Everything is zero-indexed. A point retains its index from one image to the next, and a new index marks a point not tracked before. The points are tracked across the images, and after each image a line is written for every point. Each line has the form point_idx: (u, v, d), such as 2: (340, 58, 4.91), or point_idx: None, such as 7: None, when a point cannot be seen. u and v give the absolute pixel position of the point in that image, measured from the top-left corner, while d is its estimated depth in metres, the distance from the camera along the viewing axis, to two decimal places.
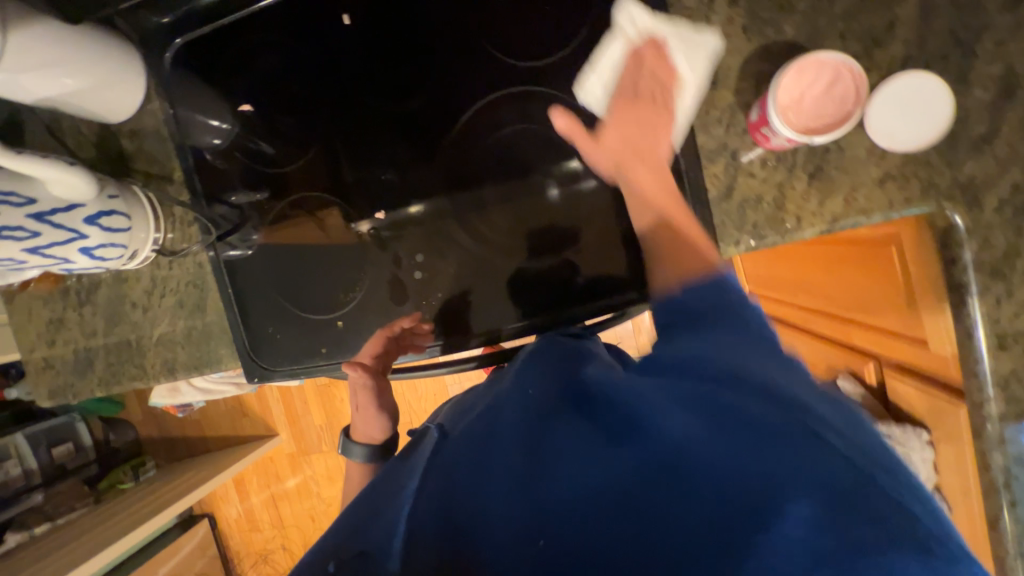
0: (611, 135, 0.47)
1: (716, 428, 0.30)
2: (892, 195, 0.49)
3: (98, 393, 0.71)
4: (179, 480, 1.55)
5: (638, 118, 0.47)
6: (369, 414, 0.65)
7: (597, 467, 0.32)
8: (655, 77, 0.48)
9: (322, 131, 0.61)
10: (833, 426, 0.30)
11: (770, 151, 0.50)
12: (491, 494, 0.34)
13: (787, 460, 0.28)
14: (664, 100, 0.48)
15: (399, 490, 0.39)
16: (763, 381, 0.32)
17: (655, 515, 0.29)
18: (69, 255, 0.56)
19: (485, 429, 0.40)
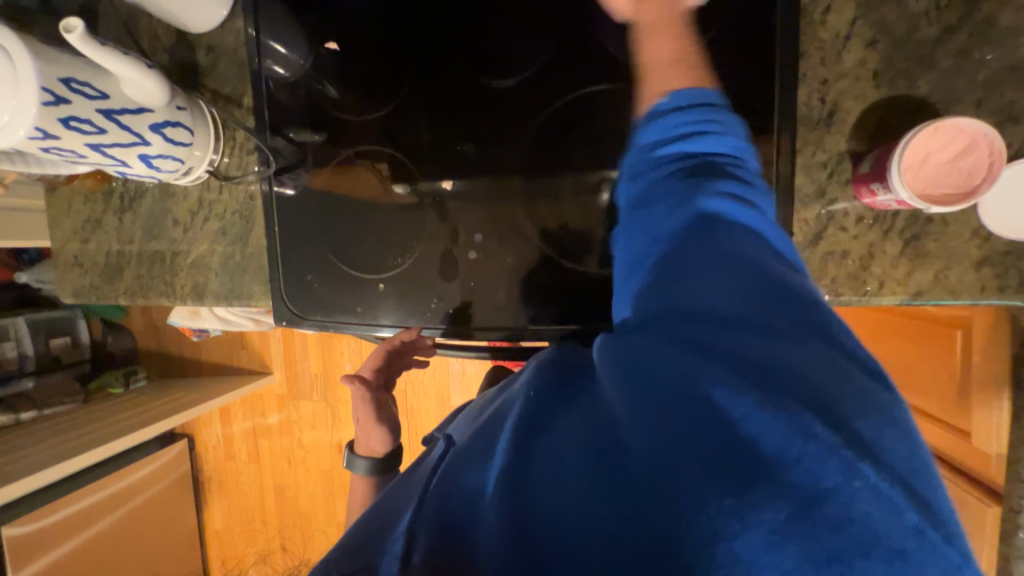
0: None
1: (665, 414, 0.27)
2: (986, 281, 0.46)
3: (121, 301, 0.70)
4: (169, 398, 1.56)
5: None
6: (369, 427, 0.66)
7: (557, 472, 0.31)
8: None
9: (405, 86, 0.58)
10: (816, 390, 0.25)
11: (868, 208, 0.48)
12: (481, 501, 0.34)
13: (740, 451, 0.24)
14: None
15: (406, 505, 0.38)
16: (736, 339, 0.28)
17: (602, 523, 0.27)
18: (127, 159, 0.53)
19: (485, 429, 0.40)
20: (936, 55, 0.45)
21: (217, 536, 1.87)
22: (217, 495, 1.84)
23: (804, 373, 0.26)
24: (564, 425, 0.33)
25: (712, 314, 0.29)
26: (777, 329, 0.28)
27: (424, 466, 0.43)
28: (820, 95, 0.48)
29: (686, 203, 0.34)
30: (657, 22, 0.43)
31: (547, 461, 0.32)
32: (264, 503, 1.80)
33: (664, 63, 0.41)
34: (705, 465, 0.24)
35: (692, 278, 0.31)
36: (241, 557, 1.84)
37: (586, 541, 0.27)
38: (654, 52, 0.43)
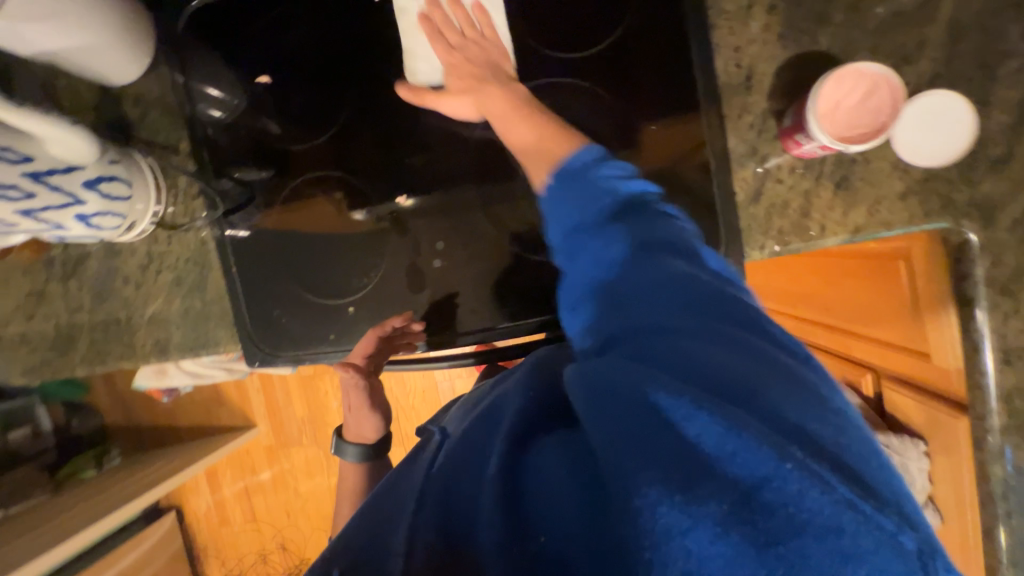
0: (451, 82, 0.52)
1: (625, 417, 0.28)
2: (913, 209, 0.50)
3: (79, 372, 0.67)
4: (147, 472, 1.47)
5: (481, 59, 0.52)
6: (362, 413, 0.68)
7: (542, 475, 0.32)
8: (467, 24, 0.53)
9: (344, 109, 0.58)
10: (754, 399, 0.28)
11: (798, 159, 0.51)
12: (465, 506, 0.33)
13: (688, 447, 0.26)
14: (484, 41, 0.52)
15: (406, 495, 0.38)
16: (679, 352, 0.30)
17: (575, 535, 0.28)
18: (64, 222, 0.52)
19: (466, 440, 0.39)
20: (830, 12, 0.49)
21: None
22: (215, 564, 1.75)
23: (741, 381, 0.28)
24: (540, 433, 0.35)
25: (655, 335, 0.32)
26: (709, 338, 0.31)
27: (419, 462, 0.42)
28: (736, 63, 0.51)
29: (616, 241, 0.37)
30: (498, 114, 0.49)
31: (523, 473, 0.32)
32: (267, 563, 1.71)
33: (529, 146, 0.46)
34: (663, 466, 0.25)
35: (638, 303, 0.34)
36: None
37: (560, 555, 0.28)
38: (521, 138, 0.47)
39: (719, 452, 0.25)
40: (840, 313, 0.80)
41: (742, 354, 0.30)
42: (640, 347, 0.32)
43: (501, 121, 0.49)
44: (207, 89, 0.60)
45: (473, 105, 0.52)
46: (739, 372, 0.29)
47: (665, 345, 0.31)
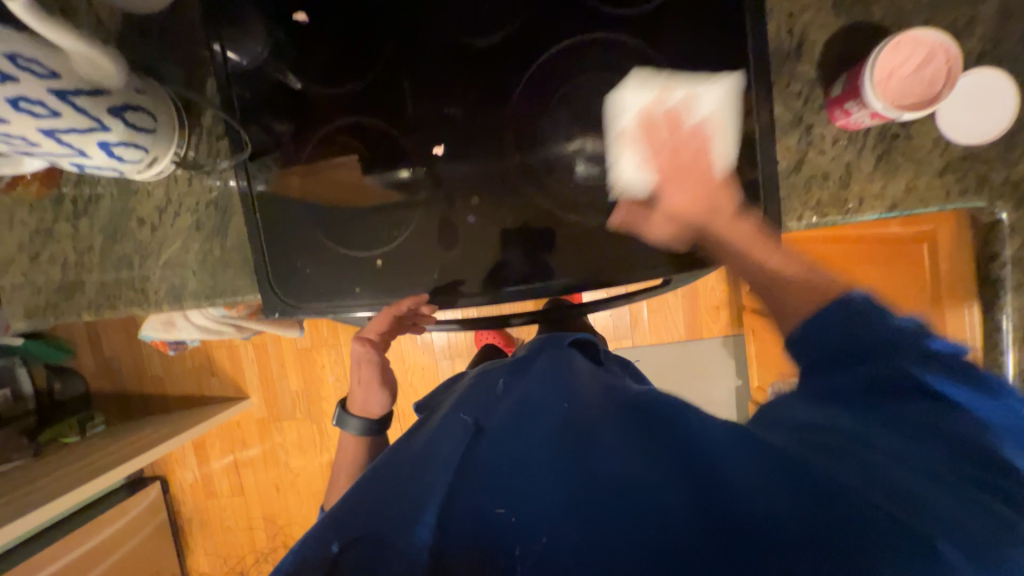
0: (671, 203, 0.49)
1: (772, 473, 0.32)
2: (950, 186, 0.51)
3: (85, 317, 0.64)
4: (133, 439, 1.43)
5: (692, 192, 0.48)
6: (369, 388, 0.72)
7: (608, 481, 0.36)
8: (676, 130, 0.47)
9: (385, 53, 0.56)
10: (880, 466, 0.30)
11: (842, 130, 0.51)
12: (529, 489, 0.37)
13: (787, 483, 0.31)
14: (699, 156, 0.48)
15: (428, 470, 0.45)
16: (849, 449, 0.32)
17: (680, 536, 0.30)
18: (86, 148, 0.49)
19: (530, 433, 0.44)
20: None
21: None
22: (199, 537, 1.72)
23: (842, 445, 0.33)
24: (615, 445, 0.39)
25: (844, 439, 0.33)
26: (884, 446, 0.32)
27: (447, 438, 0.48)
28: (787, 29, 0.51)
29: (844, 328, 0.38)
30: (697, 212, 0.49)
31: (621, 473, 0.36)
32: (253, 538, 1.68)
33: (794, 272, 0.45)
34: (800, 519, 0.29)
35: (831, 399, 0.37)
36: None
37: (638, 533, 0.31)
38: (741, 235, 0.49)
39: (857, 512, 0.28)
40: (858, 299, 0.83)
41: (918, 463, 0.30)
42: (818, 440, 0.34)
43: (696, 225, 0.50)
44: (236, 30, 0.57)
45: (672, 229, 0.51)
46: (914, 477, 0.29)
47: (839, 443, 0.33)
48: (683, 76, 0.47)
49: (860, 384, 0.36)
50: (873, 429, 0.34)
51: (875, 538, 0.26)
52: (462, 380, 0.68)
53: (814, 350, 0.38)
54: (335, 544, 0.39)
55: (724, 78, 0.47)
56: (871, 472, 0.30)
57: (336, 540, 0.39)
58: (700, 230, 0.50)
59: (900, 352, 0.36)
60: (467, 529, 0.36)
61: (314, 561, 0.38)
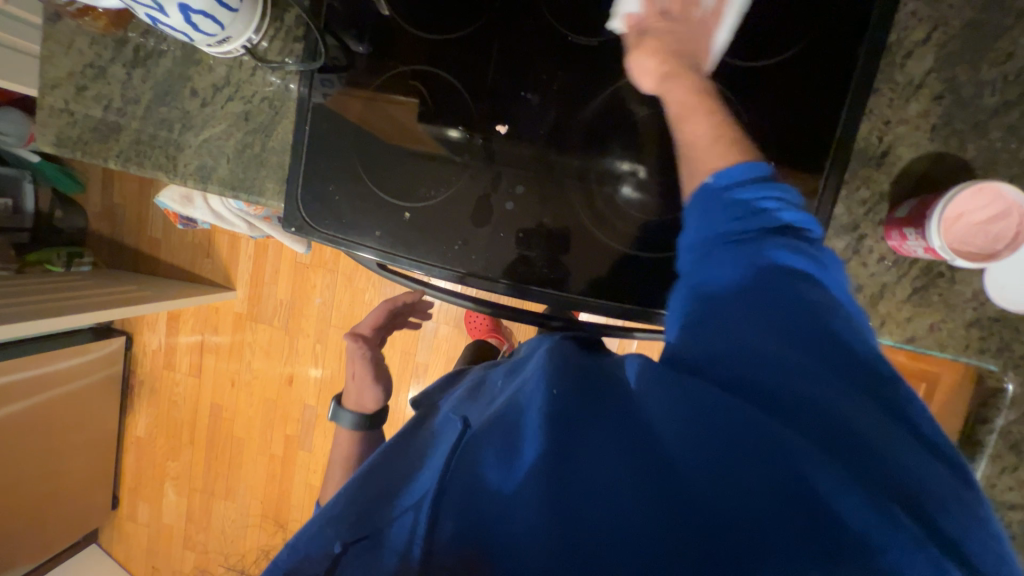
0: (659, 32, 0.49)
1: (727, 459, 0.33)
2: (970, 341, 0.51)
3: (111, 165, 0.64)
4: (115, 289, 1.44)
5: (676, 41, 0.49)
6: (365, 382, 0.78)
7: (598, 460, 0.37)
8: (693, 2, 0.49)
9: (485, 14, 0.55)
10: (875, 460, 0.31)
11: (892, 250, 0.51)
12: (512, 475, 0.39)
13: (753, 463, 0.32)
14: (697, 26, 0.49)
15: (414, 476, 0.46)
16: (818, 414, 0.33)
17: (644, 523, 0.33)
18: (165, 5, 0.47)
19: (511, 414, 0.45)
20: (989, 124, 0.48)
21: (137, 444, 1.78)
22: (146, 401, 1.75)
23: (823, 427, 0.32)
24: (607, 431, 0.38)
25: (790, 391, 0.34)
26: (860, 407, 0.33)
27: (438, 438, 0.50)
28: (878, 135, 0.50)
29: (761, 264, 0.40)
30: (682, 100, 0.48)
31: (592, 470, 0.36)
32: (195, 420, 1.72)
33: (721, 153, 0.45)
34: (760, 497, 0.31)
35: (751, 342, 0.37)
36: (159, 469, 1.76)
37: (620, 522, 0.34)
38: (697, 130, 0.47)
39: (844, 512, 0.29)
40: None
41: (892, 431, 0.33)
42: (743, 381, 0.36)
43: (687, 98, 0.48)
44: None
45: (659, 77, 0.49)
46: (873, 434, 0.32)
47: (815, 401, 0.33)
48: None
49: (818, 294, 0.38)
50: (829, 384, 0.34)
51: (854, 528, 0.29)
52: (466, 378, 0.68)
53: (775, 289, 0.38)
54: (336, 546, 0.40)
55: None
56: (831, 439, 0.32)
57: (339, 540, 0.41)
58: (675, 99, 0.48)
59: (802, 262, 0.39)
60: (457, 536, 0.37)
61: (317, 560, 0.40)
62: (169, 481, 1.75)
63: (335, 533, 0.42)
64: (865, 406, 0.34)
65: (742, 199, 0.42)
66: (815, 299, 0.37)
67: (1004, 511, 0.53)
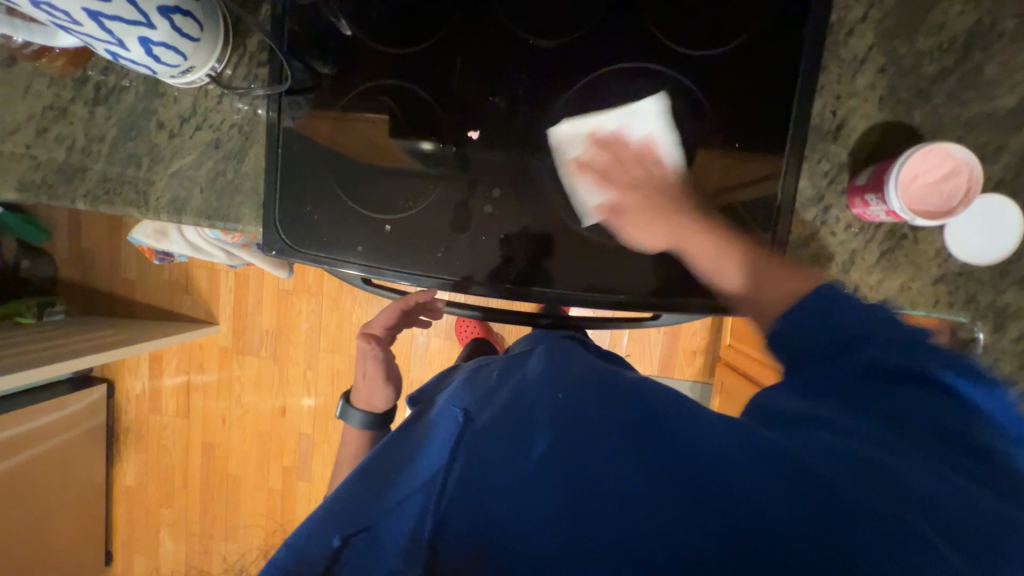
0: (626, 203, 0.56)
1: (771, 472, 0.35)
2: (939, 296, 0.53)
3: (80, 205, 0.63)
4: (91, 335, 1.40)
5: (642, 198, 0.55)
6: (376, 383, 0.77)
7: (602, 457, 0.38)
8: (639, 166, 0.56)
9: (446, 25, 0.56)
10: (912, 486, 0.33)
11: (857, 217, 0.53)
12: (516, 472, 0.39)
13: (771, 479, 0.34)
14: (643, 172, 0.56)
15: (414, 473, 0.46)
16: (831, 441, 0.37)
17: (658, 526, 0.33)
18: (125, 40, 0.47)
19: (512, 412, 0.45)
20: (932, 90, 0.51)
21: (127, 493, 1.71)
22: (133, 449, 1.69)
23: (858, 457, 0.35)
24: (612, 432, 0.40)
25: (860, 446, 0.37)
26: (900, 452, 0.36)
27: (436, 433, 0.50)
28: (832, 109, 0.53)
29: (848, 335, 0.42)
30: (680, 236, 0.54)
31: (600, 459, 0.38)
32: (186, 462, 1.66)
33: (716, 268, 0.53)
34: (786, 502, 0.33)
35: (832, 394, 0.42)
36: (153, 518, 1.70)
37: (634, 519, 0.34)
38: (702, 250, 0.53)
39: (882, 520, 0.31)
40: None
41: (931, 466, 0.36)
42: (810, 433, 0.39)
43: (680, 232, 0.54)
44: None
45: (663, 240, 0.55)
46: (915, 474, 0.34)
47: (854, 447, 0.36)
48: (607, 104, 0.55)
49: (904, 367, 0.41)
50: (879, 432, 0.38)
51: (876, 532, 0.31)
52: (459, 373, 0.69)
53: (857, 380, 0.41)
54: (337, 538, 0.43)
55: (650, 99, 0.54)
56: (876, 470, 0.34)
57: (338, 533, 0.43)
58: (680, 246, 0.54)
59: (920, 356, 0.41)
60: (463, 534, 0.37)
61: (317, 551, 0.42)
62: (165, 528, 1.69)
63: (334, 527, 0.44)
64: (902, 444, 0.37)
65: (845, 304, 0.43)
66: (865, 348, 0.42)
67: None
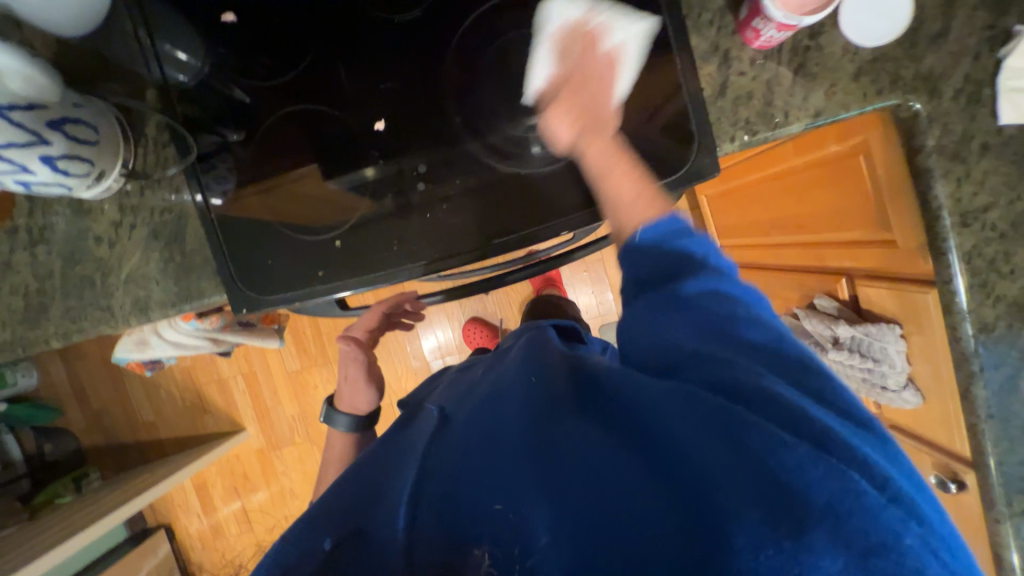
0: (570, 101, 0.50)
1: (718, 428, 0.35)
2: (865, 88, 0.53)
3: (54, 344, 0.64)
4: (130, 485, 1.40)
5: (588, 97, 0.50)
6: (359, 385, 0.79)
7: (596, 463, 0.38)
8: (601, 74, 0.50)
9: (316, 41, 0.58)
10: (843, 444, 0.34)
11: (758, 50, 0.54)
12: (512, 506, 0.39)
13: (755, 454, 0.33)
14: (603, 81, 0.50)
15: (397, 471, 0.49)
16: (762, 394, 0.37)
17: (648, 520, 0.34)
18: (28, 163, 0.49)
19: (501, 440, 0.44)
20: None
21: None
22: None
23: (800, 420, 0.35)
24: (592, 441, 0.40)
25: (793, 400, 0.36)
26: (828, 408, 0.37)
27: (417, 432, 0.54)
28: None
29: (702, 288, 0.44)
30: (602, 163, 0.50)
31: (573, 458, 0.39)
32: None
33: (631, 205, 0.49)
34: (747, 481, 0.32)
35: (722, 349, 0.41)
36: None
37: (618, 527, 0.34)
38: (623, 190, 0.50)
39: (803, 485, 0.31)
40: (812, 226, 0.84)
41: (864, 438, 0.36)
42: (718, 382, 0.38)
43: (604, 164, 0.50)
44: (178, 52, 0.59)
45: (571, 141, 0.51)
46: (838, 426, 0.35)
47: (757, 389, 0.37)
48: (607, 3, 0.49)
49: (761, 333, 0.42)
50: (769, 374, 0.39)
51: (816, 489, 0.31)
52: (443, 377, 0.71)
53: (761, 334, 0.42)
54: (328, 541, 0.43)
55: (651, 16, 0.51)
56: (800, 429, 0.34)
57: (329, 536, 0.43)
58: (593, 145, 0.50)
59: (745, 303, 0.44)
60: (443, 542, 0.39)
61: (309, 556, 0.42)
62: None
63: (327, 529, 0.44)
64: (823, 403, 0.38)
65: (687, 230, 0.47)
66: (759, 321, 0.43)
67: (983, 216, 0.54)
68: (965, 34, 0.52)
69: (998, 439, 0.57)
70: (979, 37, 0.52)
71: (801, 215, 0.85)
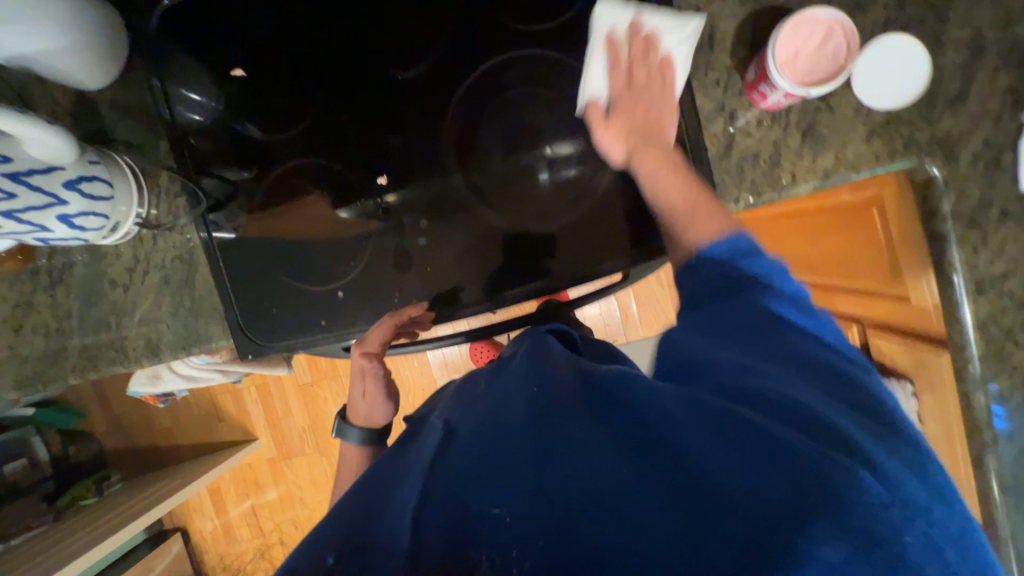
0: (620, 117, 0.50)
1: (721, 431, 0.32)
2: (877, 150, 0.52)
3: (72, 381, 0.66)
4: (147, 491, 1.45)
5: (644, 112, 0.50)
6: (377, 399, 0.78)
7: (586, 462, 0.34)
8: (638, 61, 0.50)
9: (324, 91, 0.59)
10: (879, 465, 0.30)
11: (765, 110, 0.53)
12: (498, 503, 0.34)
13: (769, 458, 0.29)
14: (662, 90, 0.50)
15: (398, 483, 0.44)
16: (796, 404, 0.33)
17: (648, 521, 0.29)
18: (46, 223, 0.51)
19: (494, 435, 0.40)
20: None
21: None
22: None
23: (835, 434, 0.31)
24: (586, 438, 0.36)
25: (818, 411, 0.33)
26: (875, 433, 0.33)
27: (421, 445, 0.48)
28: None
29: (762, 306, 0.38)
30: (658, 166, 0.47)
31: (570, 450, 0.35)
32: None
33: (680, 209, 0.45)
34: (764, 486, 0.28)
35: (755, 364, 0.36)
36: None
37: (616, 525, 0.30)
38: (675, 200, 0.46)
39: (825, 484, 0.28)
40: (823, 268, 0.82)
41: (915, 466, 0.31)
42: (741, 389, 0.35)
43: (656, 172, 0.47)
44: (193, 94, 0.60)
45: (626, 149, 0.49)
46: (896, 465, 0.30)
47: (792, 399, 0.34)
48: (661, 8, 0.50)
49: (811, 346, 0.38)
50: (811, 389, 0.35)
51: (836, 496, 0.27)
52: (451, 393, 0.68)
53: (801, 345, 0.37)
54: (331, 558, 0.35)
55: (694, 16, 0.50)
56: (826, 440, 0.31)
57: (333, 550, 0.35)
58: (648, 138, 0.49)
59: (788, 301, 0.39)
60: (437, 541, 0.33)
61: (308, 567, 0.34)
62: None
63: (331, 543, 0.37)
64: (863, 420, 0.33)
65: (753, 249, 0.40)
66: (792, 327, 0.38)
67: (1000, 284, 0.52)
68: (986, 97, 0.50)
69: (1010, 511, 0.55)
70: (1001, 100, 0.50)
71: (811, 255, 0.83)
